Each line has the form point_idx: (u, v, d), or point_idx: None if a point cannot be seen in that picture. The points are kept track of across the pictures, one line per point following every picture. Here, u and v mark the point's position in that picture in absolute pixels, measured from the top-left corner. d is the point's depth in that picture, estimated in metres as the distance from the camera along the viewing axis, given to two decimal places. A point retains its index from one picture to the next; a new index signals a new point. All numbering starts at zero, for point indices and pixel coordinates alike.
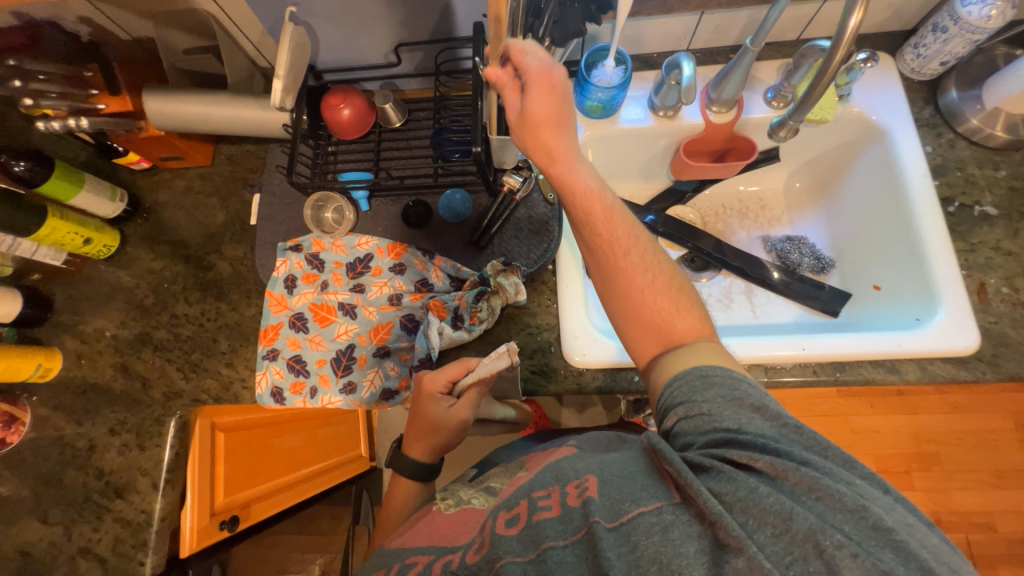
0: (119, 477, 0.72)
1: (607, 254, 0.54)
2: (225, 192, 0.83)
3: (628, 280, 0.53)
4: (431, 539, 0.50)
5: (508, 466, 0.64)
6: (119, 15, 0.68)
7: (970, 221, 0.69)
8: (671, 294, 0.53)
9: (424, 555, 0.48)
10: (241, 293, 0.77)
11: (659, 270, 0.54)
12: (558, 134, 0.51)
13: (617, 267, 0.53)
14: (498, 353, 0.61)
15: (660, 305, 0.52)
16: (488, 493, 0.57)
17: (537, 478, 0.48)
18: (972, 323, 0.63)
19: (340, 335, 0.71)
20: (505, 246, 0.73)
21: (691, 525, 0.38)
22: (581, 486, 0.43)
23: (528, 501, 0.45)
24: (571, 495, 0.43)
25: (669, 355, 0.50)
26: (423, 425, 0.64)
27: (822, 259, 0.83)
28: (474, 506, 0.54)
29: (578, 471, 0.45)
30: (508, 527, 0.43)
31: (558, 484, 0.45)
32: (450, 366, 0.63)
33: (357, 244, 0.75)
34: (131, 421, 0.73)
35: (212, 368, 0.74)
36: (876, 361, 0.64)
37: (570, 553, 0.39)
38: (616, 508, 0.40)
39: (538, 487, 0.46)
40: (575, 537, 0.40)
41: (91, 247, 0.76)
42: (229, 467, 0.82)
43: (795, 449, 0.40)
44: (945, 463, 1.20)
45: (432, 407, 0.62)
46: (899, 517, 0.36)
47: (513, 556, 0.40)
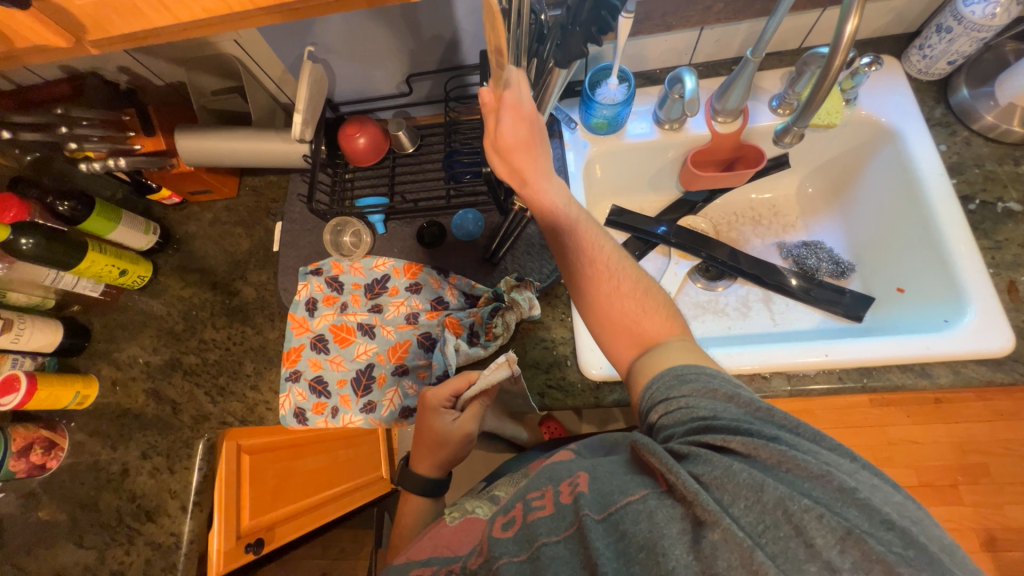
0: (150, 500, 0.74)
1: (583, 262, 0.56)
2: (250, 222, 0.87)
3: (601, 285, 0.55)
4: (434, 549, 0.50)
5: (518, 473, 0.63)
6: (153, 63, 0.74)
7: (993, 218, 0.67)
8: (642, 297, 0.54)
9: (427, 567, 0.48)
10: (265, 316, 0.80)
11: (626, 275, 0.56)
12: (526, 154, 0.56)
13: (585, 272, 0.56)
14: (496, 364, 0.59)
15: (631, 310, 0.54)
16: (494, 503, 0.57)
17: (533, 478, 0.46)
18: (1004, 323, 0.61)
19: (360, 355, 0.73)
20: (518, 262, 0.74)
21: (674, 508, 0.38)
22: (573, 484, 0.43)
23: (524, 503, 0.44)
24: (564, 493, 0.42)
25: (643, 360, 0.51)
26: (426, 438, 0.64)
27: (841, 263, 0.82)
28: (478, 514, 0.54)
29: (572, 469, 0.45)
30: (504, 529, 0.43)
31: (552, 483, 0.44)
32: (453, 379, 0.64)
33: (375, 265, 0.77)
34: (162, 444, 0.76)
35: (238, 392, 0.76)
36: (905, 365, 0.62)
37: (564, 548, 0.39)
38: (604, 500, 0.40)
39: (533, 488, 0.45)
40: (567, 533, 0.39)
41: (126, 277, 0.80)
42: (253, 490, 0.83)
43: (765, 429, 0.40)
44: (995, 476, 1.13)
45: (435, 421, 0.63)
46: (862, 480, 0.36)
47: (507, 558, 0.40)
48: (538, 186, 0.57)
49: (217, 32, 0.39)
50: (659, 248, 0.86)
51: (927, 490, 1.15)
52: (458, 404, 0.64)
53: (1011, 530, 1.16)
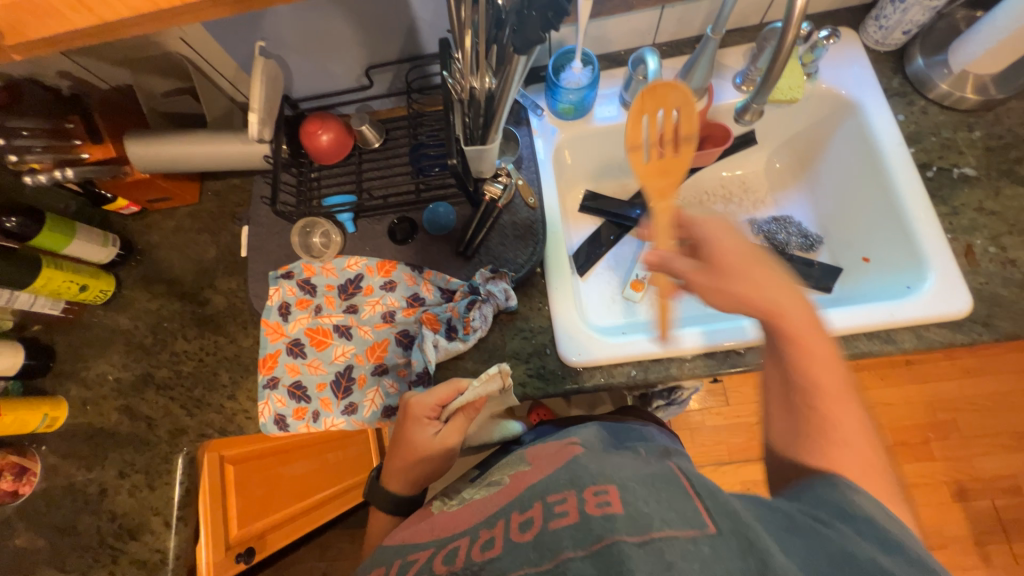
0: (132, 519, 0.71)
1: (819, 425, 0.44)
2: (215, 228, 0.84)
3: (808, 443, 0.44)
4: (432, 534, 0.49)
5: (507, 459, 0.66)
6: (95, 66, 0.70)
7: (949, 184, 0.68)
8: (895, 499, 0.41)
9: (424, 550, 0.47)
10: (237, 324, 0.77)
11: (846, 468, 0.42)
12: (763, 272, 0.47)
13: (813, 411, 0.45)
14: (489, 376, 0.61)
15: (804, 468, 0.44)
16: (490, 484, 0.58)
17: (552, 478, 0.46)
18: (962, 285, 0.62)
19: (338, 357, 0.72)
20: (492, 253, 0.73)
21: (731, 554, 0.34)
22: (597, 494, 0.41)
23: (545, 507, 0.43)
24: (590, 503, 0.40)
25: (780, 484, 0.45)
26: (409, 451, 0.63)
27: (810, 237, 0.83)
28: (473, 496, 0.55)
29: (597, 477, 0.43)
30: (522, 533, 0.42)
31: (575, 488, 0.43)
32: (437, 389, 0.63)
33: (347, 265, 0.75)
34: (139, 462, 0.73)
35: (215, 402, 0.74)
36: (871, 333, 0.64)
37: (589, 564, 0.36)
38: (642, 523, 0.37)
39: (552, 490, 0.44)
40: (593, 548, 0.37)
41: (87, 293, 0.77)
42: (241, 499, 0.84)
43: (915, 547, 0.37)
44: (962, 430, 1.38)
45: (418, 432, 0.62)
46: None
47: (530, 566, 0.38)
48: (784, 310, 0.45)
49: (147, 31, 0.36)
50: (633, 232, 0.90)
51: (902, 447, 1.38)
52: (443, 416, 0.63)
53: (979, 481, 1.34)
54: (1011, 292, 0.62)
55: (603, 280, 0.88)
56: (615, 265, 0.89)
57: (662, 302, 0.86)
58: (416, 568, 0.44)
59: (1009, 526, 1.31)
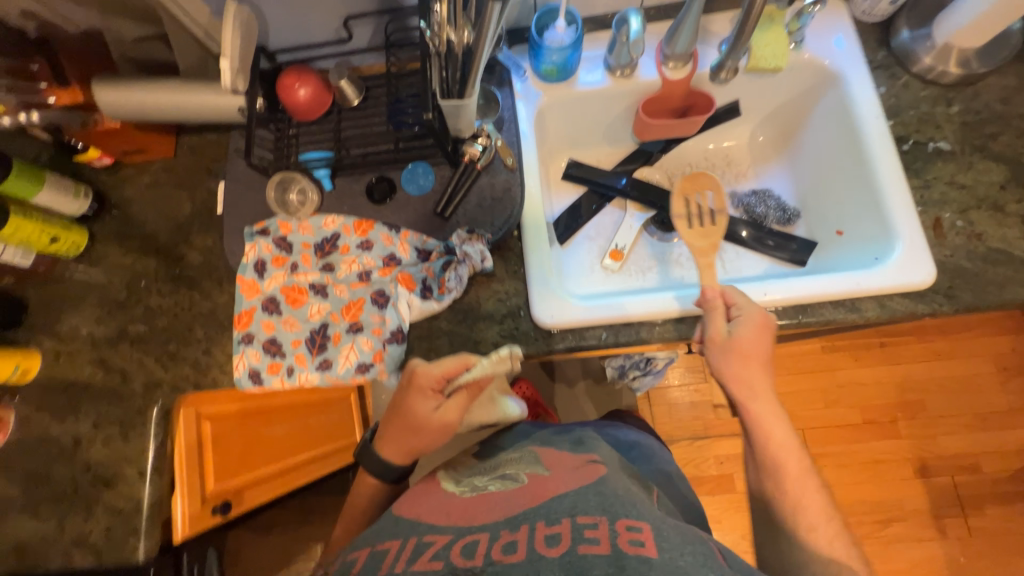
0: (106, 468, 0.71)
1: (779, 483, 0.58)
2: (191, 183, 0.82)
3: (806, 493, 0.57)
4: (449, 519, 0.54)
5: (514, 452, 0.72)
6: (61, 6, 0.67)
7: (924, 157, 0.68)
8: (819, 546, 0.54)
9: (442, 535, 0.51)
10: (213, 280, 0.77)
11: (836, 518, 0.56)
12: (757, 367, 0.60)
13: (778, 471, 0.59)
14: (501, 358, 0.58)
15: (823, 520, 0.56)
16: (504, 479, 0.63)
17: (584, 499, 0.50)
18: (927, 257, 0.64)
19: (313, 315, 0.72)
20: (470, 215, 0.72)
21: None
22: (631, 530, 0.45)
23: (575, 527, 0.46)
24: (621, 538, 0.44)
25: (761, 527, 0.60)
26: (413, 420, 0.63)
27: (787, 210, 0.84)
28: (492, 490, 0.60)
29: (631, 513, 0.48)
30: (549, 546, 0.45)
31: (608, 518, 0.47)
32: (447, 362, 0.62)
33: (324, 224, 0.75)
34: (113, 414, 0.73)
35: (190, 357, 0.74)
36: (837, 301, 0.65)
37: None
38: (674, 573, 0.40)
39: (584, 513, 0.48)
40: None
41: (58, 245, 0.76)
42: (219, 455, 0.85)
43: None
44: (929, 410, 1.43)
45: (418, 403, 0.62)
46: None
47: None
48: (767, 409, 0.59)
49: None
50: (615, 202, 0.91)
51: (871, 426, 1.44)
52: (447, 390, 0.62)
53: (941, 458, 1.40)
54: (974, 264, 0.64)
55: (584, 248, 0.88)
56: (596, 235, 0.89)
57: (640, 273, 0.87)
58: (433, 551, 0.48)
59: (966, 501, 1.37)
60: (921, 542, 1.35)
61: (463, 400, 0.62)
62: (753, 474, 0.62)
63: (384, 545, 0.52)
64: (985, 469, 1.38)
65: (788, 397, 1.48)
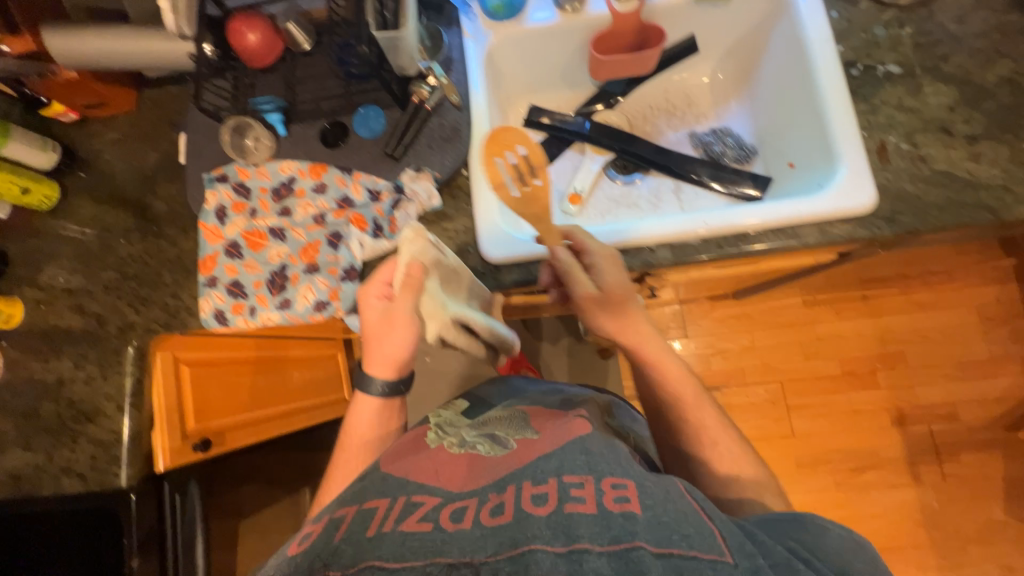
0: (88, 404, 0.76)
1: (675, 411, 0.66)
2: (155, 136, 0.85)
3: (704, 418, 0.65)
4: (437, 480, 0.52)
5: (503, 410, 0.69)
6: None
7: (873, 81, 0.67)
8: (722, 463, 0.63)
9: (433, 497, 0.50)
10: (178, 228, 0.80)
11: (732, 436, 0.65)
12: (632, 310, 0.64)
13: (677, 404, 0.66)
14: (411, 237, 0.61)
15: (722, 440, 0.64)
16: (494, 440, 0.59)
17: (569, 457, 0.51)
18: (868, 181, 0.64)
19: (273, 258, 0.75)
20: (419, 156, 0.74)
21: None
22: (617, 487, 0.47)
23: (561, 486, 0.48)
24: (607, 498, 0.46)
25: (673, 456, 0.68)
26: (374, 328, 0.63)
27: (744, 147, 0.84)
28: (480, 451, 0.57)
29: (616, 470, 0.49)
30: (537, 505, 0.46)
31: (593, 477, 0.49)
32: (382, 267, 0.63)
33: (280, 169, 0.76)
34: (92, 355, 0.78)
35: (159, 300, 0.78)
36: (777, 229, 0.65)
37: (606, 560, 0.41)
38: (664, 537, 0.42)
39: (569, 471, 0.49)
40: (610, 547, 0.42)
41: (30, 197, 0.80)
42: (199, 397, 0.89)
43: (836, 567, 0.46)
44: (909, 361, 1.43)
45: (369, 310, 0.63)
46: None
47: (545, 543, 0.42)
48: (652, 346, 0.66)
49: None
50: (575, 146, 0.91)
51: (850, 377, 1.45)
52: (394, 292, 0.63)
53: (919, 407, 1.40)
54: (916, 187, 0.63)
55: None
56: (556, 180, 0.90)
57: (599, 216, 0.87)
58: (422, 512, 0.48)
59: (943, 449, 1.38)
60: (896, 489, 1.37)
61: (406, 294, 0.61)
62: (653, 411, 0.69)
63: (372, 504, 0.51)
64: (963, 418, 1.39)
65: (767, 351, 1.49)
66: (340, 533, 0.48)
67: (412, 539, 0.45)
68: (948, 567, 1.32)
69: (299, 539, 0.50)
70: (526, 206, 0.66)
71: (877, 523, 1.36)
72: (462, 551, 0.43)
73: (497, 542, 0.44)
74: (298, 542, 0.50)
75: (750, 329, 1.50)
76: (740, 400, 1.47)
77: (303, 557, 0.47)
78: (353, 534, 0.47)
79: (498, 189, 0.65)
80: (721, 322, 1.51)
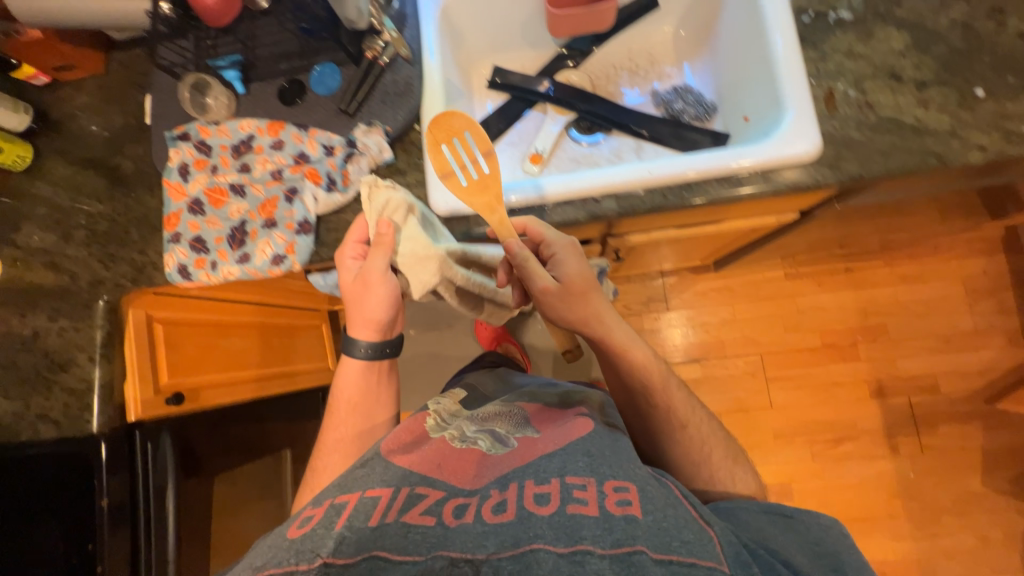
0: (61, 355, 0.79)
1: (646, 397, 0.72)
2: (121, 98, 0.87)
3: (674, 399, 0.72)
4: (442, 475, 0.59)
5: (501, 405, 0.77)
6: None
7: (823, 29, 0.67)
8: (689, 444, 0.71)
9: (436, 489, 0.57)
10: (145, 186, 0.83)
11: (697, 411, 0.74)
12: (599, 302, 0.68)
13: (649, 392, 0.72)
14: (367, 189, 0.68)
15: (691, 418, 0.73)
16: (494, 437, 0.67)
17: (573, 461, 0.57)
18: (814, 127, 0.63)
19: (233, 214, 0.77)
20: (372, 111, 0.74)
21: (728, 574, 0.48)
22: (619, 491, 0.53)
23: (564, 488, 0.54)
24: (608, 501, 0.52)
25: (643, 438, 0.75)
26: (351, 291, 0.70)
27: (704, 104, 0.84)
28: (481, 448, 0.64)
29: (617, 475, 0.55)
30: (541, 504, 0.52)
31: (595, 479, 0.55)
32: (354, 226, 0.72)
33: (240, 127, 0.78)
34: (64, 309, 0.81)
35: (127, 256, 0.80)
36: (722, 177, 0.65)
37: (608, 562, 0.47)
38: (666, 546, 0.48)
39: (572, 474, 0.55)
40: (613, 551, 0.47)
41: (3, 155, 0.81)
42: (171, 353, 0.93)
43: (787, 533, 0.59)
44: (891, 333, 1.43)
45: (344, 271, 0.71)
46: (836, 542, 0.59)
47: (547, 543, 0.48)
48: (621, 337, 0.69)
49: None
50: (537, 107, 0.91)
51: (830, 349, 1.44)
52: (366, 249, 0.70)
53: (899, 379, 1.40)
54: (862, 134, 0.63)
55: (506, 154, 0.89)
56: (518, 141, 0.90)
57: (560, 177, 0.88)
58: (425, 505, 0.54)
59: (922, 420, 1.38)
60: (873, 459, 1.37)
61: (380, 251, 0.67)
62: (623, 398, 0.75)
63: (373, 493, 0.56)
64: (943, 390, 1.38)
65: (748, 323, 1.48)
66: (342, 521, 0.53)
67: (414, 531, 0.51)
68: (922, 536, 1.32)
69: (299, 522, 0.56)
70: (475, 195, 0.67)
71: (853, 493, 1.36)
72: (462, 545, 0.49)
73: (498, 540, 0.49)
74: (297, 524, 0.55)
75: (731, 302, 1.50)
76: (719, 372, 1.47)
77: (304, 542, 0.52)
78: (356, 522, 0.52)
79: (447, 178, 0.66)
80: (702, 294, 1.51)
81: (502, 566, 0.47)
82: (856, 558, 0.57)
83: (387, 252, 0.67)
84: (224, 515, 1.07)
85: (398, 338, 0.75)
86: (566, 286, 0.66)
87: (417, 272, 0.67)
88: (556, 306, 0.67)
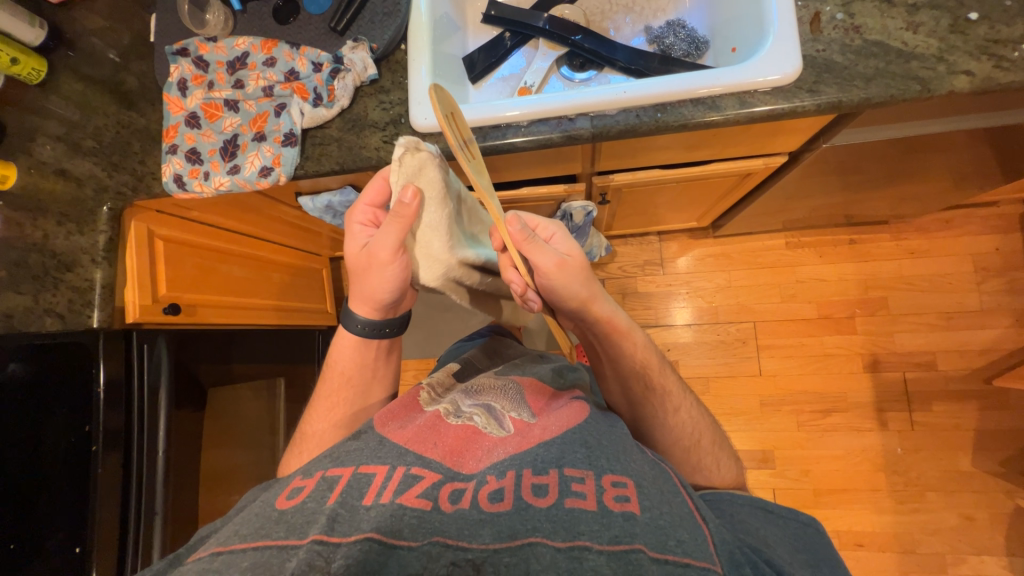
0: (67, 255, 0.85)
1: (641, 385, 0.67)
2: (127, 16, 0.91)
3: (667, 384, 0.67)
4: (440, 453, 0.51)
5: (495, 377, 0.71)
6: None
7: None
8: (677, 430, 0.66)
9: (432, 471, 0.49)
10: (147, 101, 0.88)
11: (689, 399, 0.69)
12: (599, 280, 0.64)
13: (644, 379, 0.67)
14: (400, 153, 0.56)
15: (684, 406, 0.67)
16: (490, 413, 0.60)
17: (570, 451, 0.51)
18: (794, 50, 0.63)
19: (227, 128, 0.79)
20: (360, 28, 0.77)
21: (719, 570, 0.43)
22: (617, 486, 0.47)
23: (562, 479, 0.47)
24: (607, 496, 0.46)
25: (637, 431, 0.69)
26: (357, 262, 0.65)
27: (693, 40, 0.84)
28: (477, 424, 0.57)
29: (616, 468, 0.50)
30: (538, 496, 0.46)
31: (594, 473, 0.49)
32: (371, 186, 0.64)
33: (236, 43, 0.81)
34: (72, 214, 0.87)
35: (129, 166, 0.86)
36: (696, 100, 0.65)
37: (605, 558, 0.41)
38: (662, 544, 0.43)
39: (570, 465, 0.49)
40: (611, 546, 0.42)
41: (20, 68, 0.82)
42: (170, 269, 0.98)
43: (769, 526, 0.54)
44: (892, 308, 1.40)
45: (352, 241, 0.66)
46: (811, 532, 0.55)
47: (545, 537, 0.42)
48: (616, 317, 0.66)
49: None
50: (531, 43, 0.91)
51: (828, 320, 1.42)
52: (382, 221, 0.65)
53: (895, 354, 1.38)
54: (845, 58, 0.63)
55: (496, 88, 0.90)
56: (510, 76, 0.90)
57: None
58: (421, 487, 0.47)
59: (914, 396, 1.36)
60: (860, 433, 1.36)
61: (400, 221, 0.58)
62: (616, 387, 0.70)
63: (367, 469, 0.49)
64: (940, 367, 1.36)
65: (744, 290, 1.47)
66: (334, 497, 0.46)
67: (408, 514, 0.44)
68: (904, 511, 1.30)
69: (287, 492, 0.48)
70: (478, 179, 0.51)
71: (837, 465, 1.35)
72: (459, 532, 0.43)
73: (494, 530, 0.43)
74: (286, 495, 0.47)
75: (728, 268, 1.48)
76: (711, 337, 1.46)
77: (292, 514, 0.44)
78: (349, 500, 0.45)
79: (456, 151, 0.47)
80: (699, 260, 1.50)
81: (498, 560, 0.41)
82: (830, 553, 0.54)
83: (404, 225, 0.59)
84: (219, 445, 1.11)
85: (397, 318, 0.72)
86: (569, 264, 0.61)
87: (429, 268, 0.67)
88: (558, 285, 0.61)
